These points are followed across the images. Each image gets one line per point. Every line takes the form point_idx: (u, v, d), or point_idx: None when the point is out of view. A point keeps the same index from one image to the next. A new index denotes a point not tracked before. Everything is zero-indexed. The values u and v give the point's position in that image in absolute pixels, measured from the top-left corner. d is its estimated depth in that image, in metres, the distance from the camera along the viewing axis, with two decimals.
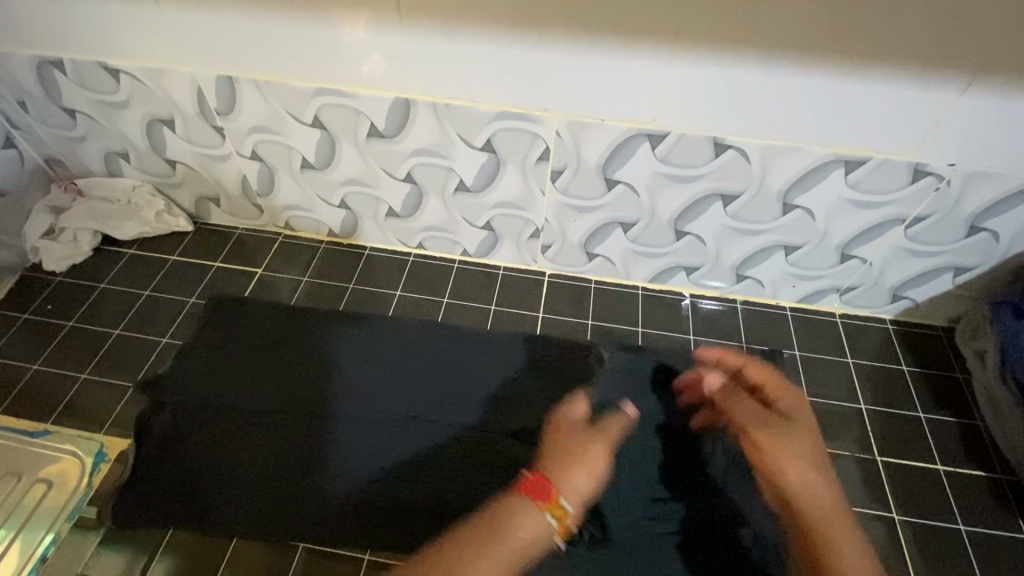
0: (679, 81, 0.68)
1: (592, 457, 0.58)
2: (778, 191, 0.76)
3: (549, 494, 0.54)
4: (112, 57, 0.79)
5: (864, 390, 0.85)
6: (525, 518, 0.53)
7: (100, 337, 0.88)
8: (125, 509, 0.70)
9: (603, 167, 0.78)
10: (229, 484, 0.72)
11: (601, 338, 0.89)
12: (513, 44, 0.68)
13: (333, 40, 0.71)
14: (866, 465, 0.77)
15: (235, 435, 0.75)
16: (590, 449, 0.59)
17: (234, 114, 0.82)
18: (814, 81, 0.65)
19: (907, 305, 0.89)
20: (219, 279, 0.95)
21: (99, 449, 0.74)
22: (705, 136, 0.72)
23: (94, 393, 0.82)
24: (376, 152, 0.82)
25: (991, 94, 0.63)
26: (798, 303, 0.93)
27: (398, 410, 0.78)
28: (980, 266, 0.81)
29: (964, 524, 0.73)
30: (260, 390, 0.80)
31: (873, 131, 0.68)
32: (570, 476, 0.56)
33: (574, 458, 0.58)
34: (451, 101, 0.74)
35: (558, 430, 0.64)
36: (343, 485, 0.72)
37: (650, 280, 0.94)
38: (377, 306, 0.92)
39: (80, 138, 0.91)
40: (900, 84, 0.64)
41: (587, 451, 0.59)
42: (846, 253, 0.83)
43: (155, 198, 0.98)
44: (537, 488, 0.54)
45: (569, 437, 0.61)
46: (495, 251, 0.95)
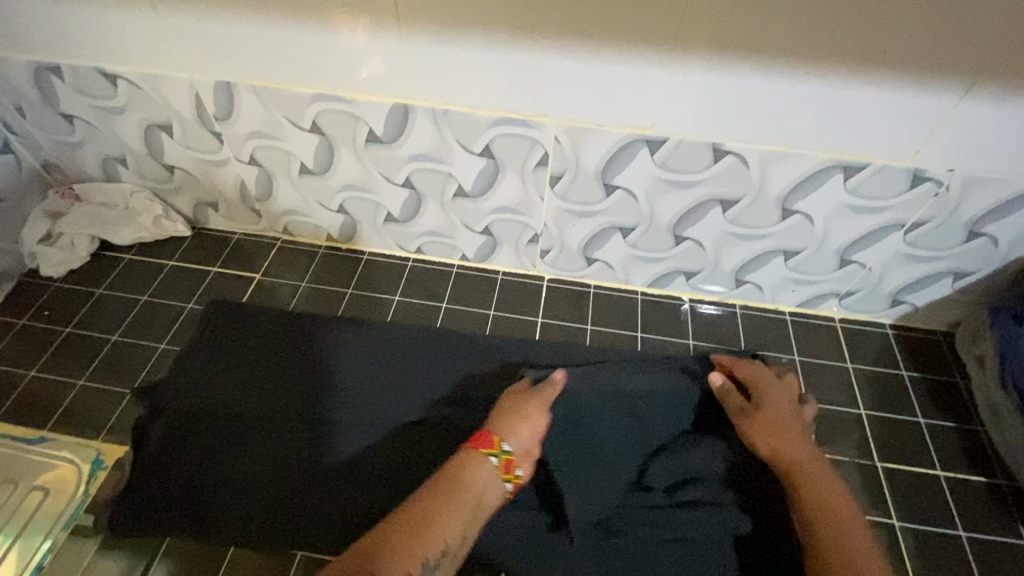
0: (678, 87, 0.68)
1: (527, 413, 0.68)
2: (778, 196, 0.76)
3: (489, 442, 0.65)
4: (110, 63, 0.79)
5: (864, 395, 0.85)
6: (472, 465, 0.62)
7: (98, 342, 0.88)
8: (122, 517, 0.70)
9: (602, 172, 0.78)
10: (227, 491, 0.71)
11: (600, 343, 0.88)
12: (511, 50, 0.67)
13: (331, 46, 0.71)
14: (866, 471, 0.77)
15: (234, 441, 0.75)
16: (523, 407, 0.69)
17: (231, 119, 0.82)
18: (813, 87, 0.65)
19: (907, 309, 0.89)
20: (217, 284, 0.95)
21: (96, 457, 0.77)
22: (704, 141, 0.72)
23: (92, 399, 0.82)
24: (374, 158, 0.82)
25: (990, 100, 0.63)
26: (798, 308, 0.93)
27: (397, 416, 0.78)
28: (980, 271, 0.81)
29: (965, 530, 0.73)
30: (258, 396, 0.79)
31: (873, 136, 0.68)
32: (507, 428, 0.66)
33: (509, 414, 0.68)
34: (449, 106, 0.74)
35: (502, 398, 0.72)
36: (342, 493, 0.71)
37: (649, 284, 0.94)
38: (376, 311, 0.92)
39: (78, 143, 0.91)
40: (900, 90, 0.64)
41: (518, 407, 0.69)
42: (845, 258, 0.82)
43: (153, 203, 0.97)
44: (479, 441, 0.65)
45: (508, 402, 0.70)
46: (494, 256, 0.95)
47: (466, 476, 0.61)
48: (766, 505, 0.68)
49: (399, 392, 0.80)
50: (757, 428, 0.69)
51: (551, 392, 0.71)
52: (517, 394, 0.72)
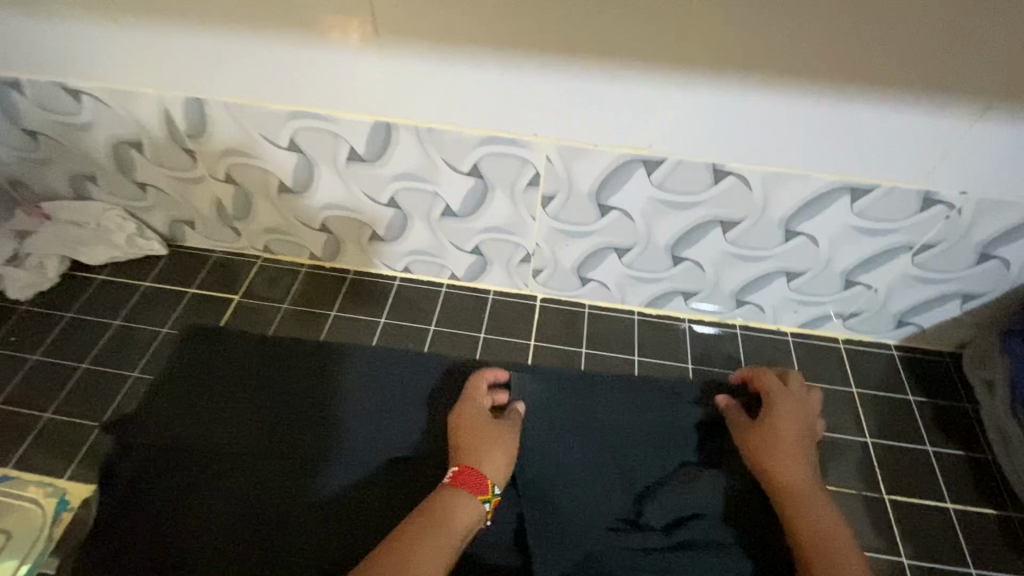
0: (675, 106, 0.64)
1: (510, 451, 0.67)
2: (780, 218, 0.72)
3: (483, 483, 0.62)
4: (74, 78, 0.74)
5: (869, 421, 0.81)
6: (463, 504, 0.59)
7: (66, 371, 0.83)
8: (88, 563, 0.65)
9: (596, 193, 0.74)
10: (200, 532, 0.67)
11: (596, 368, 0.85)
12: (498, 67, 0.64)
13: (309, 62, 0.67)
14: (872, 504, 0.74)
15: (211, 479, 0.71)
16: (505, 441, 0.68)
17: (205, 136, 0.78)
18: (816, 107, 0.61)
19: (913, 330, 0.86)
20: (193, 307, 0.91)
21: (63, 497, 0.72)
22: (704, 162, 0.68)
23: (57, 432, 0.77)
24: (357, 177, 0.78)
25: (1008, 121, 0.60)
26: (800, 328, 0.89)
27: (382, 450, 0.74)
28: (989, 294, 0.78)
29: (976, 568, 0.69)
30: (234, 427, 0.75)
31: (882, 157, 0.65)
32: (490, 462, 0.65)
33: (485, 443, 0.66)
34: (433, 125, 0.70)
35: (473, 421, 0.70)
36: (324, 533, 0.67)
37: (646, 305, 0.90)
38: (360, 335, 0.88)
39: (43, 160, 0.86)
40: (910, 110, 0.60)
41: (493, 435, 0.67)
42: (850, 280, 0.79)
43: (125, 221, 0.93)
44: (466, 478, 0.62)
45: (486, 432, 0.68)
46: (484, 276, 0.90)
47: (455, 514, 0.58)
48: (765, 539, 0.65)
49: (385, 424, 0.76)
50: (759, 445, 0.68)
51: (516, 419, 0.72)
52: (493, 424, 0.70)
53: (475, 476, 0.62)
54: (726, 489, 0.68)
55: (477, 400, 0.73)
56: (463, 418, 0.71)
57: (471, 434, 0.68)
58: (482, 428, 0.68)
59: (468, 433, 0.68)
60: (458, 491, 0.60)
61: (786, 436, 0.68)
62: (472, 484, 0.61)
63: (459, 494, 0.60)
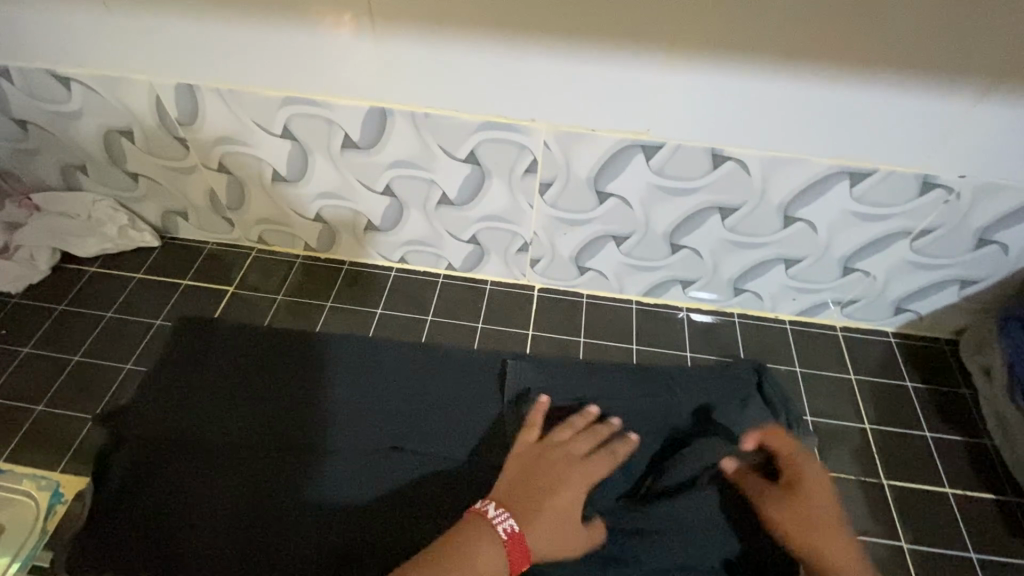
0: (674, 89, 0.63)
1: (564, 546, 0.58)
2: (779, 204, 0.72)
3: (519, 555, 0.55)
4: (63, 65, 0.73)
5: (867, 407, 0.81)
6: (498, 572, 0.53)
7: (58, 363, 0.82)
8: (80, 555, 0.65)
9: (594, 180, 0.73)
10: (195, 523, 0.67)
11: (594, 357, 0.84)
12: (495, 50, 0.63)
13: (303, 46, 0.66)
14: (871, 489, 0.74)
15: (206, 471, 0.70)
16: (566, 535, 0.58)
17: (197, 124, 0.77)
18: (815, 89, 0.61)
19: (910, 317, 0.86)
20: (188, 298, 0.90)
21: (57, 489, 0.71)
22: (703, 147, 0.68)
23: (51, 425, 0.76)
24: (352, 165, 0.77)
25: (1007, 104, 0.60)
26: (798, 316, 0.89)
27: (379, 441, 0.73)
28: (987, 279, 0.78)
29: (975, 551, 0.70)
30: (229, 420, 0.74)
31: (880, 140, 0.64)
32: (548, 541, 0.57)
33: (561, 525, 0.58)
34: (429, 110, 0.69)
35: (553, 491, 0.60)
36: (322, 522, 0.66)
37: (645, 294, 0.89)
38: (357, 325, 0.87)
39: (32, 150, 0.85)
40: (907, 92, 0.60)
41: (575, 524, 0.59)
42: (848, 267, 0.79)
43: (116, 212, 0.91)
44: (518, 545, 0.55)
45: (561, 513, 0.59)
46: (481, 266, 0.90)
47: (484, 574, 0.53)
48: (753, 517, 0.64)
49: (383, 414, 0.75)
50: (790, 521, 0.59)
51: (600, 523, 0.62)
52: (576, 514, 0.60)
53: (529, 553, 0.55)
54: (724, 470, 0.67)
55: (586, 470, 0.63)
56: (563, 476, 0.62)
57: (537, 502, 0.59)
58: (572, 511, 0.59)
59: (560, 503, 0.59)
60: (495, 549, 0.54)
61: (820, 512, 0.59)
62: (518, 561, 0.54)
63: (502, 558, 0.54)
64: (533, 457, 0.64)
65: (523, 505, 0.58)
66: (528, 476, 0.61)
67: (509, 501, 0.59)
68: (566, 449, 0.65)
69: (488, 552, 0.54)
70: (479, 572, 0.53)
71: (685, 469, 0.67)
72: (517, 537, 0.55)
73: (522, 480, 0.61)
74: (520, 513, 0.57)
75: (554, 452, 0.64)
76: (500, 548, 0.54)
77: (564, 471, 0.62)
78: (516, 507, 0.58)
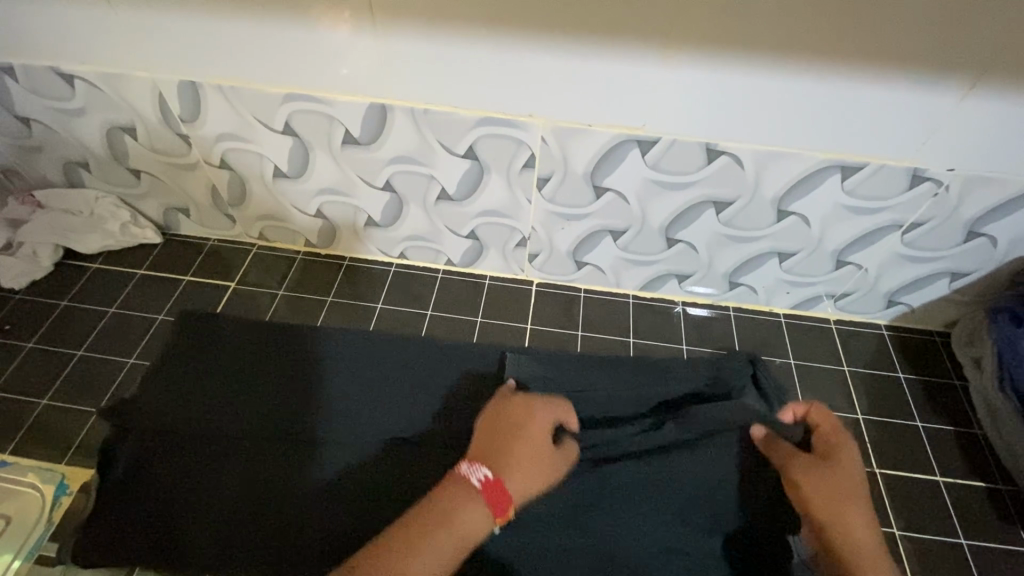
0: (668, 84, 0.65)
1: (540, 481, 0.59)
2: (773, 198, 0.73)
3: (499, 501, 0.56)
4: (66, 63, 0.74)
5: (860, 399, 0.83)
6: (481, 519, 0.55)
7: (62, 358, 0.83)
8: (88, 542, 0.66)
9: (591, 174, 0.74)
10: (201, 511, 0.68)
11: (592, 350, 0.85)
12: (492, 47, 0.64)
13: (304, 42, 0.67)
14: (864, 477, 0.75)
15: (210, 460, 0.71)
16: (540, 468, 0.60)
17: (199, 120, 0.78)
18: (805, 84, 0.62)
19: (902, 310, 0.87)
20: (190, 293, 0.91)
21: (62, 481, 0.71)
22: (697, 141, 0.69)
23: (55, 418, 0.77)
24: (352, 160, 0.78)
25: (994, 98, 0.61)
26: (792, 310, 0.90)
27: (380, 431, 0.74)
28: (977, 271, 0.79)
29: (966, 538, 0.71)
30: (232, 411, 0.75)
31: (871, 134, 0.66)
32: (524, 484, 0.58)
33: (531, 467, 0.59)
34: (429, 106, 0.71)
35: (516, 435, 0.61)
36: (326, 509, 0.68)
37: (641, 288, 0.91)
38: (358, 319, 0.88)
39: (36, 147, 0.86)
40: (896, 87, 0.61)
41: (545, 464, 0.60)
42: (841, 260, 0.80)
43: (119, 209, 0.92)
44: (495, 491, 0.56)
45: (529, 453, 0.60)
46: (480, 261, 0.91)
47: (468, 523, 0.54)
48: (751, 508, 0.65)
49: (384, 406, 0.77)
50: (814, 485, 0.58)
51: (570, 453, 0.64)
52: (543, 452, 0.61)
53: (507, 498, 0.56)
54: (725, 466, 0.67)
55: (544, 414, 0.64)
56: (525, 423, 0.63)
57: (502, 447, 0.60)
58: (538, 451, 0.61)
59: (526, 447, 0.60)
60: (473, 501, 0.55)
61: (837, 477, 0.58)
62: (497, 507, 0.56)
63: (482, 507, 0.55)
64: (495, 413, 0.64)
65: (492, 456, 0.59)
66: (492, 431, 0.62)
67: (479, 455, 0.60)
68: (525, 400, 0.65)
69: (467, 503, 0.55)
70: (462, 522, 0.54)
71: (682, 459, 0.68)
72: (492, 486, 0.56)
73: (489, 436, 0.61)
74: (491, 463, 0.58)
75: (511, 402, 0.65)
76: (477, 498, 0.56)
77: (522, 413, 0.64)
78: (486, 459, 0.59)
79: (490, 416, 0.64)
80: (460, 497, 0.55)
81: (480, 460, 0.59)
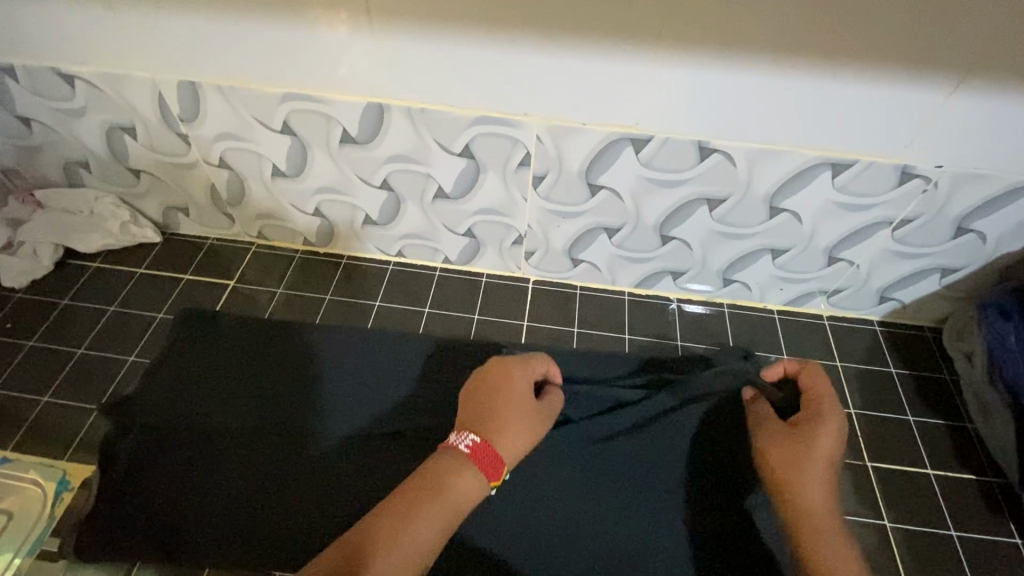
0: (661, 83, 0.66)
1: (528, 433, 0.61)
2: (765, 195, 0.74)
3: (491, 460, 0.57)
4: (67, 63, 0.75)
5: (853, 394, 0.84)
6: (475, 481, 0.56)
7: (63, 356, 0.84)
8: (89, 538, 0.67)
9: (585, 172, 0.75)
10: (200, 506, 0.69)
11: (588, 347, 0.86)
12: (488, 46, 0.65)
13: (302, 43, 0.68)
14: (856, 471, 0.76)
15: (209, 456, 0.72)
16: (525, 421, 0.61)
17: (198, 120, 0.79)
18: (795, 83, 0.63)
19: (894, 306, 0.88)
20: (189, 292, 0.91)
21: (64, 476, 0.72)
22: (690, 140, 0.70)
23: (57, 414, 0.78)
24: (350, 159, 0.79)
25: (980, 96, 0.62)
26: (786, 306, 0.91)
27: (378, 427, 0.75)
28: (967, 267, 0.81)
29: (956, 530, 0.72)
30: (231, 407, 0.76)
31: (860, 131, 0.67)
32: (513, 442, 0.59)
33: (518, 423, 0.60)
34: (426, 105, 0.72)
35: (496, 395, 0.62)
36: (325, 503, 0.69)
37: (637, 285, 0.91)
38: (356, 317, 0.89)
39: (36, 148, 0.87)
40: (885, 85, 0.63)
41: (531, 419, 0.62)
42: (833, 256, 0.81)
43: (119, 208, 0.93)
44: (484, 451, 0.57)
45: (511, 410, 0.61)
46: (477, 259, 0.92)
47: (462, 486, 0.56)
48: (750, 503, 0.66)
49: (382, 401, 0.77)
50: (775, 440, 0.61)
51: (553, 403, 0.66)
52: (525, 405, 0.62)
53: (498, 456, 0.58)
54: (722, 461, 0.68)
55: (522, 373, 0.66)
56: (505, 385, 0.64)
57: (484, 409, 0.61)
58: (522, 408, 0.62)
59: (509, 406, 0.62)
60: (464, 462, 0.57)
61: (802, 434, 0.61)
62: (491, 467, 0.57)
63: (474, 470, 0.56)
64: (475, 381, 0.66)
65: (477, 421, 0.60)
66: (471, 399, 0.63)
67: (465, 422, 0.61)
68: (503, 365, 0.67)
69: (458, 467, 0.56)
70: (455, 486, 0.56)
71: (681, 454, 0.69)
72: (481, 448, 0.57)
73: (472, 404, 0.62)
74: (478, 428, 0.59)
75: (489, 368, 0.66)
76: (468, 461, 0.57)
77: (498, 375, 0.65)
78: (471, 425, 0.60)
79: (472, 384, 0.65)
80: (449, 461, 0.57)
81: (466, 428, 0.60)
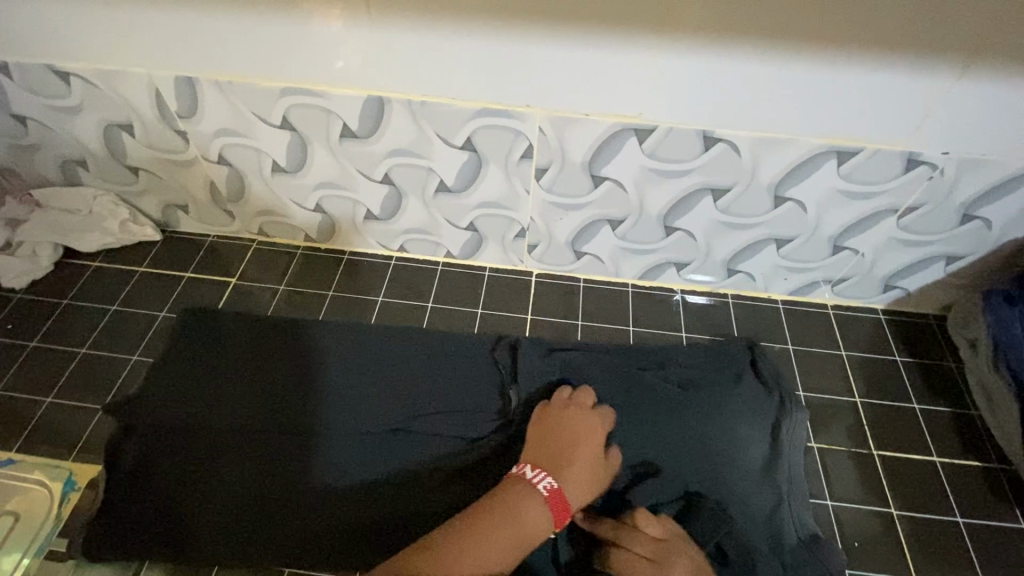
0: (664, 73, 0.65)
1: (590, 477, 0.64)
2: (769, 184, 0.74)
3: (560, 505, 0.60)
4: (63, 60, 0.75)
5: (857, 382, 0.84)
6: (541, 514, 0.58)
7: (66, 356, 0.83)
8: (98, 539, 0.67)
9: (588, 163, 0.75)
10: (210, 506, 0.69)
11: (593, 339, 0.86)
12: (488, 40, 0.65)
13: (301, 36, 0.67)
14: (862, 459, 0.76)
15: (218, 455, 0.72)
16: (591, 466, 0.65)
17: (196, 116, 0.78)
18: (796, 70, 0.63)
19: (899, 294, 0.88)
20: (191, 289, 0.91)
21: (70, 477, 0.72)
22: (694, 130, 0.70)
23: (61, 414, 0.78)
24: (350, 154, 0.79)
25: (985, 81, 0.62)
26: (790, 296, 0.91)
27: (384, 422, 0.75)
28: (972, 254, 0.80)
29: (962, 517, 0.72)
30: (238, 406, 0.76)
31: (864, 119, 0.66)
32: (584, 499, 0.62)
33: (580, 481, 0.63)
34: (426, 98, 0.71)
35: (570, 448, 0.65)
36: (334, 499, 0.70)
37: (640, 276, 0.91)
38: (359, 312, 0.88)
39: (34, 146, 0.86)
40: (888, 72, 0.62)
41: (599, 478, 0.65)
42: (837, 245, 0.81)
43: (118, 207, 0.92)
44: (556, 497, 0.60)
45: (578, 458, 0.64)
46: (480, 252, 0.91)
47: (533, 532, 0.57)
48: (754, 494, 0.70)
49: (389, 396, 0.77)
50: None
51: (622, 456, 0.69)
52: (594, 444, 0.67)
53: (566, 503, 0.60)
54: (723, 456, 0.72)
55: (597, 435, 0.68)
56: (578, 446, 0.65)
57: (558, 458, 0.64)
58: (589, 460, 0.65)
59: (577, 459, 0.64)
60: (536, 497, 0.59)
61: None
62: (559, 510, 0.59)
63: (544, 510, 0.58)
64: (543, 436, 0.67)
65: (552, 469, 0.63)
66: (551, 449, 0.65)
67: (542, 468, 0.63)
68: (579, 434, 0.67)
69: (530, 500, 0.59)
70: (532, 521, 0.58)
71: (679, 451, 0.72)
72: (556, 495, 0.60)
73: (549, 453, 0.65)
74: (554, 476, 0.62)
75: (549, 412, 0.70)
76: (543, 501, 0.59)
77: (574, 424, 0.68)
78: (550, 471, 0.62)
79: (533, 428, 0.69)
80: (521, 492, 0.59)
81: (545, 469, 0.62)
